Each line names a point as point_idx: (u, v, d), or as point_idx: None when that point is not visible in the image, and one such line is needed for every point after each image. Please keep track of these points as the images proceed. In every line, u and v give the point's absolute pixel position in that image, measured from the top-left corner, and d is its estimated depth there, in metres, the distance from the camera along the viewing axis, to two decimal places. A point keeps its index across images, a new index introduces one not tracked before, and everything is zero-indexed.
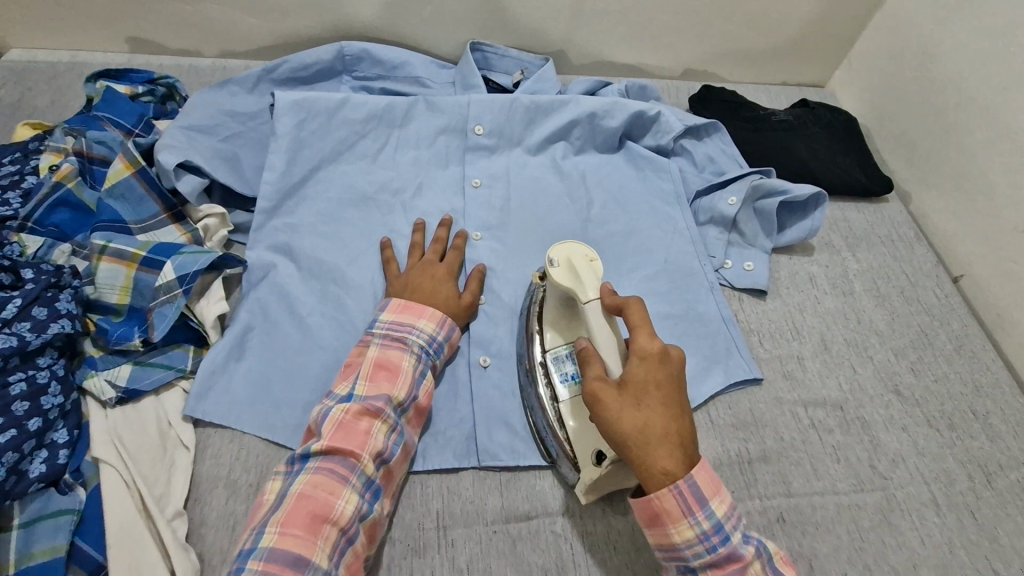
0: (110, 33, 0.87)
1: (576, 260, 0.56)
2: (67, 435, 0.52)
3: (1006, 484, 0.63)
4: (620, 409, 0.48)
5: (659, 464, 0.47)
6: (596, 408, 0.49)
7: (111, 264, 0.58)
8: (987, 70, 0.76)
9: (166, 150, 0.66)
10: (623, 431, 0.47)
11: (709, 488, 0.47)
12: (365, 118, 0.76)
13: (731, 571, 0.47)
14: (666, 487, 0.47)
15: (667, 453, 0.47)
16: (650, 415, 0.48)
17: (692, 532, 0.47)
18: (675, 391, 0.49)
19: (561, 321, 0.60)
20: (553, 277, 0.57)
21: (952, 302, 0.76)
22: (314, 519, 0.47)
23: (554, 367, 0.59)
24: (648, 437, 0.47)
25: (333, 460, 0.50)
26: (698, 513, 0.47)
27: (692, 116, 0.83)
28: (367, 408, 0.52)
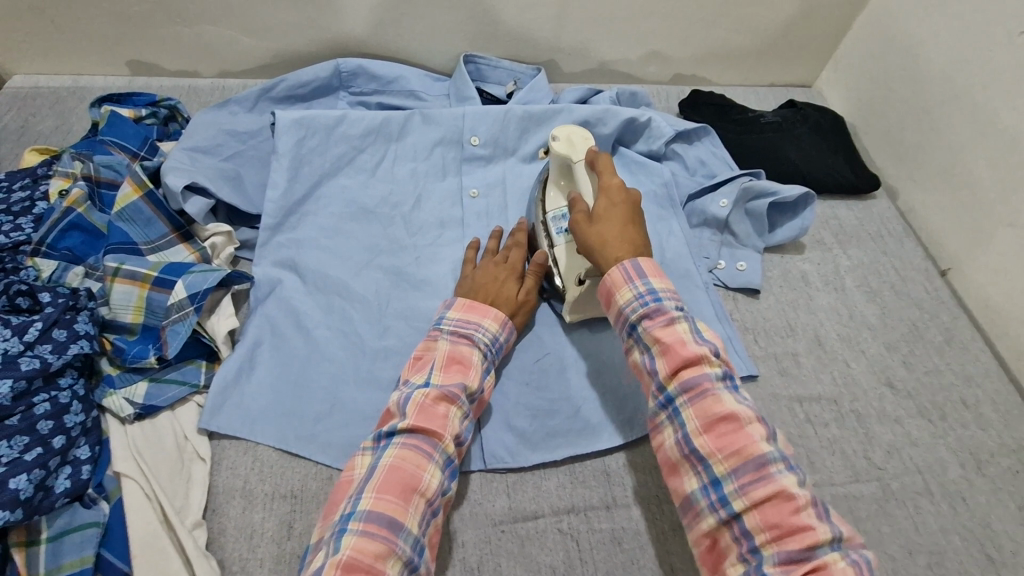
0: (112, 57, 0.90)
1: (576, 137, 0.67)
2: (89, 451, 0.54)
3: (997, 470, 0.65)
4: (591, 220, 0.59)
5: (624, 312, 0.56)
6: (574, 224, 0.60)
7: (125, 285, 0.60)
8: (968, 68, 0.78)
9: (174, 174, 0.68)
10: (588, 238, 0.58)
11: (651, 269, 0.56)
12: (363, 133, 0.78)
13: (681, 354, 0.52)
14: (616, 263, 0.57)
15: (620, 245, 0.57)
16: (611, 232, 0.58)
17: (635, 296, 0.55)
18: (632, 210, 0.59)
19: (561, 189, 0.71)
20: (555, 150, 0.67)
21: (941, 295, 0.78)
22: (405, 488, 0.50)
23: (553, 223, 0.70)
24: (608, 243, 0.58)
25: (417, 437, 0.53)
26: (637, 280, 0.56)
27: (682, 120, 0.85)
28: (445, 393, 0.55)
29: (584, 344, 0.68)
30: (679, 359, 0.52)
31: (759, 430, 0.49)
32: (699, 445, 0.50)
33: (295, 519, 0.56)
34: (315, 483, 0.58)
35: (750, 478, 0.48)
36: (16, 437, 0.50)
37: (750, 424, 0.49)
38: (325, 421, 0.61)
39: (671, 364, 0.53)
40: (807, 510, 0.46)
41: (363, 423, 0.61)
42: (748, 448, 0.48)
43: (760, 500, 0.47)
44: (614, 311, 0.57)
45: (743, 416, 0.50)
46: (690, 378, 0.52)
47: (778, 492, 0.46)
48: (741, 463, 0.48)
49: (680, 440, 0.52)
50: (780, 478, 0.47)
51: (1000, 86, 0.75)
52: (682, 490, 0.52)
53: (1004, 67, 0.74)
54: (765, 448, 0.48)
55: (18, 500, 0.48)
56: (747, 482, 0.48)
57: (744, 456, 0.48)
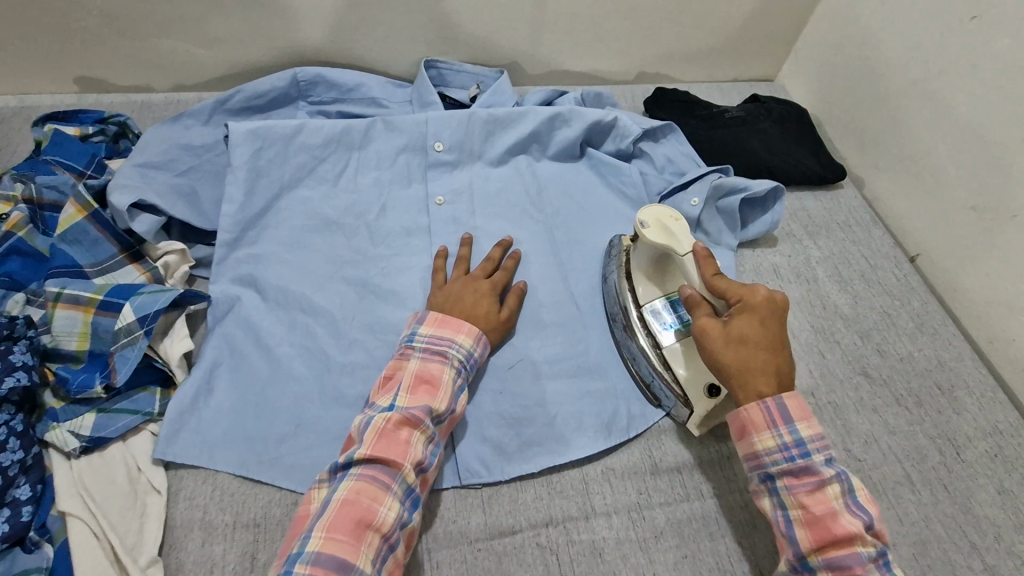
0: (57, 74, 0.86)
1: (667, 221, 0.64)
2: (30, 491, 0.51)
3: (975, 455, 0.65)
4: (723, 327, 0.56)
5: (755, 415, 0.53)
6: (704, 333, 0.56)
7: (68, 311, 0.57)
8: (925, 55, 0.79)
9: (119, 192, 0.65)
10: (727, 362, 0.55)
11: (799, 412, 0.53)
12: (323, 143, 0.75)
13: (808, 482, 0.51)
14: (757, 401, 0.53)
15: (764, 379, 0.54)
16: (756, 351, 0.54)
17: (776, 443, 0.52)
18: (777, 318, 0.56)
19: (650, 280, 0.68)
20: (644, 236, 0.64)
21: (911, 281, 0.79)
22: (358, 525, 0.48)
23: (654, 318, 0.66)
24: (750, 367, 0.54)
25: (375, 468, 0.50)
26: (776, 420, 0.53)
27: (649, 119, 0.84)
28: (407, 417, 0.52)
29: (558, 350, 0.67)
30: (827, 534, 0.49)
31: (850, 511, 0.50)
32: (804, 549, 0.50)
33: (258, 550, 0.53)
34: (280, 509, 0.55)
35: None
36: None
37: (853, 523, 0.49)
38: (289, 444, 0.58)
39: (798, 491, 0.51)
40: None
41: (330, 443, 0.59)
42: (832, 521, 0.49)
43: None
44: (747, 448, 0.54)
45: (858, 539, 0.48)
46: (809, 496, 0.51)
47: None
48: (837, 552, 0.48)
49: (778, 521, 0.52)
50: None
51: (956, 71, 0.75)
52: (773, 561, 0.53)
53: (960, 53, 0.74)
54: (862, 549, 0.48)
55: None
56: None
57: (840, 542, 0.48)
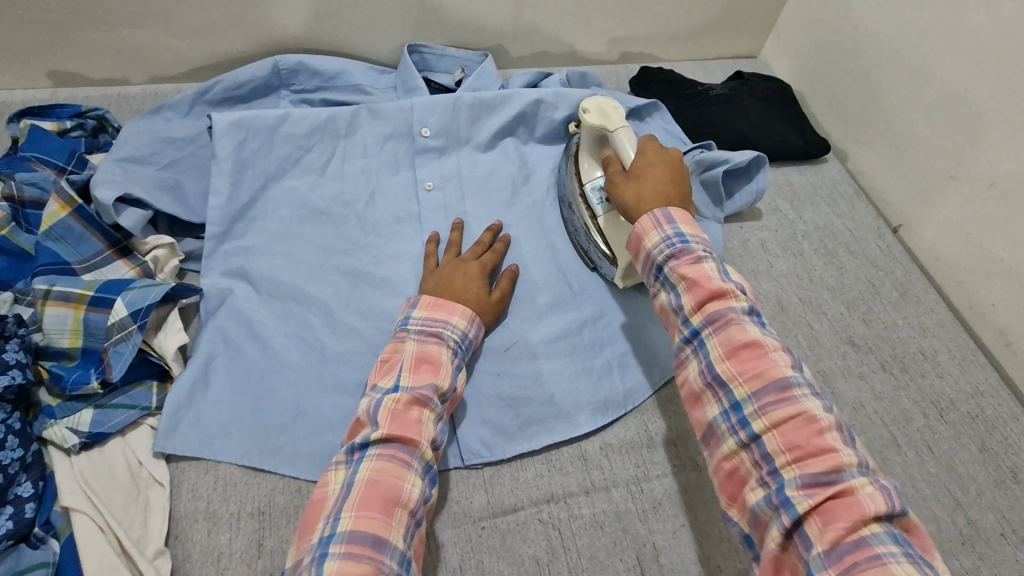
0: (30, 68, 0.83)
1: (605, 107, 0.67)
2: (31, 488, 0.51)
3: (957, 416, 0.67)
4: (631, 179, 0.61)
5: (647, 227, 0.56)
6: (613, 186, 0.62)
7: (57, 308, 0.57)
8: (902, 28, 0.80)
9: (103, 186, 0.64)
10: (625, 195, 0.60)
11: (684, 218, 0.56)
12: (308, 131, 0.75)
13: (728, 322, 0.50)
14: (645, 212, 0.57)
15: (657, 182, 0.59)
16: (652, 181, 0.59)
17: (661, 239, 0.55)
18: (676, 167, 0.61)
19: (594, 159, 0.71)
20: (586, 122, 0.67)
21: (894, 252, 0.80)
22: (386, 502, 0.48)
23: (593, 195, 0.70)
24: (644, 196, 0.59)
25: (393, 446, 0.51)
26: (666, 224, 0.55)
27: (634, 98, 0.84)
28: (417, 397, 0.53)
29: (552, 330, 0.68)
30: (705, 292, 0.51)
31: (784, 358, 0.49)
32: (753, 420, 0.47)
33: (264, 537, 0.54)
34: (283, 497, 0.56)
35: (772, 399, 0.47)
36: None
37: (727, 287, 0.52)
38: (290, 433, 0.59)
39: (678, 267, 0.53)
40: (828, 433, 0.45)
41: (330, 430, 0.59)
42: (769, 372, 0.48)
43: (780, 420, 0.46)
44: (642, 257, 0.56)
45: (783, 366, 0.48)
46: (691, 272, 0.52)
47: (799, 414, 0.46)
48: (762, 386, 0.47)
49: (682, 331, 0.53)
50: (803, 401, 0.46)
51: (932, 43, 0.76)
52: (704, 419, 0.51)
53: (936, 23, 0.76)
54: (787, 374, 0.48)
55: None
56: (767, 403, 0.47)
57: (765, 380, 0.47)
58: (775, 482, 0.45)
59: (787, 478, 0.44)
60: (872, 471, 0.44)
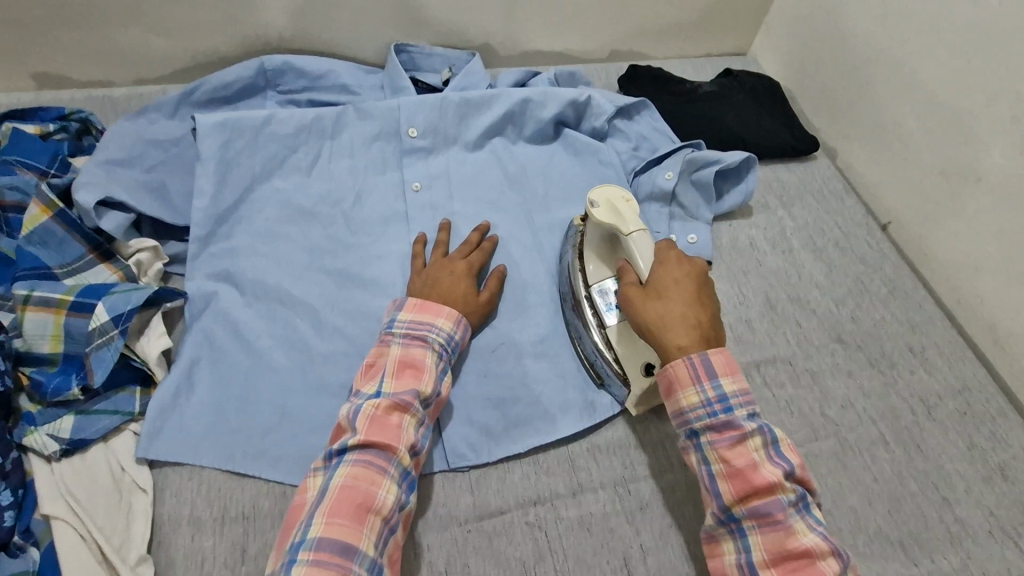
0: (12, 70, 0.83)
1: (616, 201, 0.62)
2: (10, 496, 0.50)
3: (945, 412, 0.67)
4: (651, 299, 0.56)
5: (681, 372, 0.53)
6: (631, 304, 0.57)
7: (38, 313, 0.56)
8: (890, 25, 0.80)
9: (84, 190, 0.63)
10: (646, 317, 0.56)
11: (724, 367, 0.52)
12: (294, 132, 0.74)
13: (729, 436, 0.51)
14: (681, 356, 0.53)
15: (685, 331, 0.54)
16: (679, 309, 0.55)
17: (700, 400, 0.52)
18: (699, 283, 0.57)
19: (602, 258, 0.66)
20: (595, 216, 0.62)
21: (883, 248, 0.80)
22: (359, 508, 0.48)
23: (599, 298, 0.64)
24: (667, 321, 0.55)
25: (371, 452, 0.51)
26: (674, 313, 0.54)
27: (622, 96, 0.84)
28: (397, 403, 0.53)
29: (540, 330, 0.68)
30: (748, 485, 0.49)
31: (802, 515, 0.49)
32: (759, 561, 0.49)
33: (248, 541, 0.53)
34: (268, 501, 0.55)
35: (764, 521, 0.49)
36: None
37: (774, 473, 0.49)
38: (274, 437, 0.58)
39: (719, 446, 0.51)
40: (814, 556, 0.47)
41: (315, 433, 0.59)
42: (794, 545, 0.48)
43: (768, 541, 0.48)
44: (674, 406, 0.54)
45: (780, 486, 0.49)
46: (730, 450, 0.51)
47: (789, 537, 0.48)
48: (757, 506, 0.49)
49: (705, 475, 0.52)
50: (818, 556, 0.47)
51: (920, 40, 0.76)
52: (699, 516, 0.53)
53: (923, 20, 0.75)
54: (782, 495, 0.49)
55: None
56: (783, 562, 0.48)
57: (761, 500, 0.49)
58: None
59: None
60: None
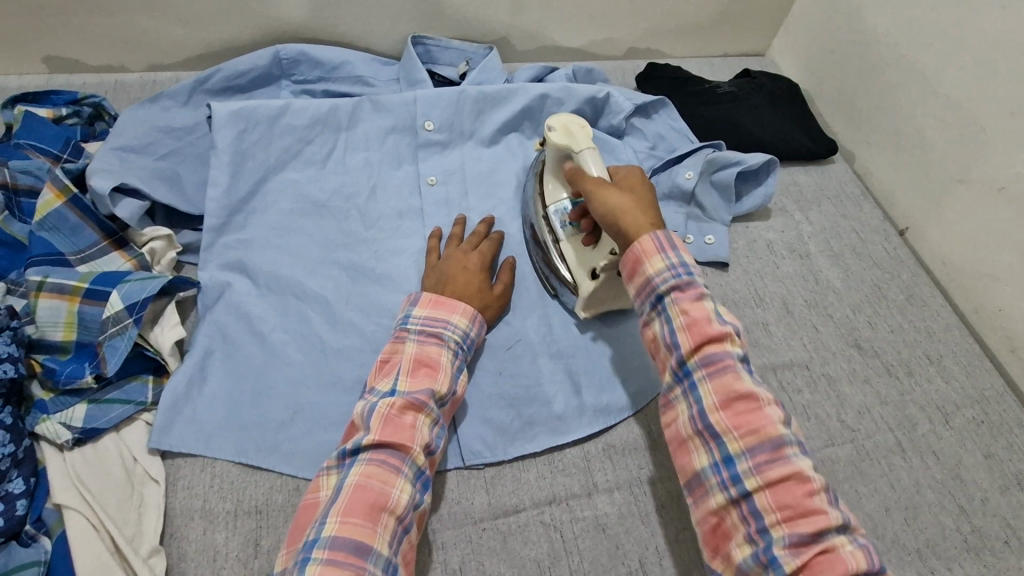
0: (25, 53, 0.82)
1: (571, 125, 0.63)
2: (23, 484, 0.50)
3: (962, 421, 0.67)
4: (610, 189, 0.57)
5: (652, 265, 0.52)
6: (591, 197, 0.58)
7: (51, 300, 0.55)
8: (912, 28, 0.79)
9: (99, 175, 0.62)
10: (609, 217, 0.56)
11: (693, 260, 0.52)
12: (309, 123, 0.73)
13: (716, 354, 0.48)
14: (646, 233, 0.52)
15: (644, 215, 0.55)
16: (628, 198, 0.56)
17: (666, 265, 0.51)
18: (637, 175, 0.59)
19: (559, 182, 0.68)
20: (552, 139, 0.63)
21: (900, 254, 0.80)
22: (372, 508, 0.47)
23: (556, 218, 0.67)
24: (626, 210, 0.55)
25: (384, 452, 0.50)
26: (670, 250, 0.52)
27: (640, 95, 0.83)
28: (411, 402, 0.52)
29: (555, 330, 0.67)
30: (734, 398, 0.47)
31: (777, 413, 0.47)
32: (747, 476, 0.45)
33: (262, 536, 0.53)
34: (281, 496, 0.55)
35: (765, 458, 0.45)
36: None
37: (754, 387, 0.48)
38: (288, 431, 0.57)
39: (705, 365, 0.48)
40: (818, 495, 0.44)
41: (329, 428, 0.58)
42: (766, 429, 0.46)
43: (773, 480, 0.45)
44: (641, 286, 0.52)
45: (774, 420, 0.47)
46: (718, 368, 0.48)
47: (793, 474, 0.45)
48: (759, 443, 0.46)
49: (694, 414, 0.48)
50: (796, 460, 0.45)
51: (943, 45, 0.75)
52: (691, 467, 0.49)
53: (946, 25, 0.75)
54: (780, 430, 0.46)
55: None
56: (767, 467, 0.45)
57: (761, 436, 0.46)
58: (763, 541, 0.44)
59: (777, 537, 0.43)
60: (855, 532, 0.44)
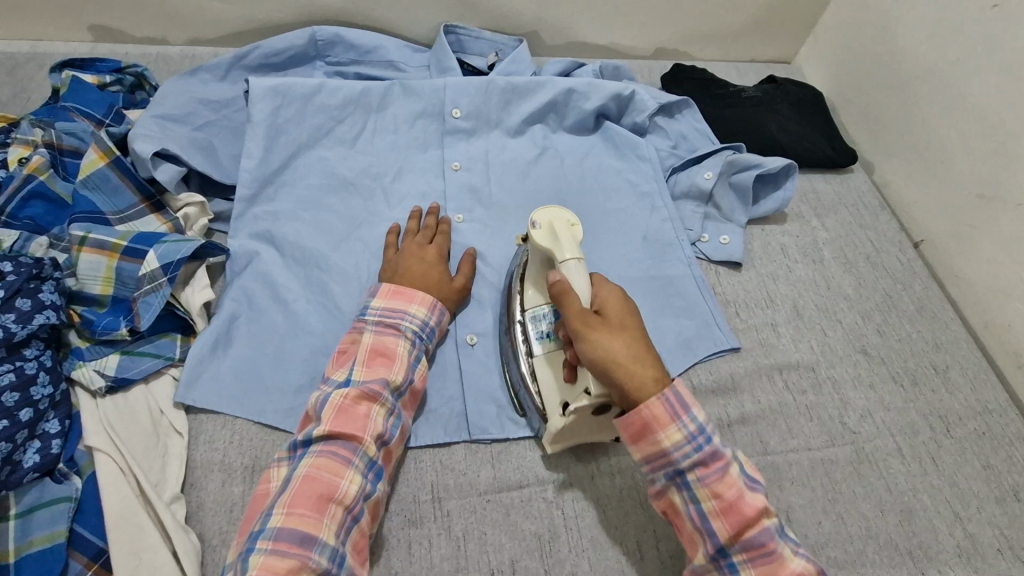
0: (73, 21, 0.85)
1: (558, 225, 0.58)
2: (58, 425, 0.53)
3: (964, 432, 0.67)
4: (604, 329, 0.52)
5: (658, 412, 0.50)
6: (582, 339, 0.52)
7: (92, 254, 0.58)
8: (942, 43, 0.79)
9: (142, 140, 0.65)
10: (609, 353, 0.51)
11: (692, 399, 0.51)
12: (341, 103, 0.75)
13: (716, 468, 0.49)
14: (656, 396, 0.50)
15: (646, 367, 0.51)
16: (620, 342, 0.51)
17: (683, 435, 0.49)
18: (635, 314, 0.54)
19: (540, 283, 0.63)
20: (535, 239, 0.59)
21: (914, 266, 0.80)
22: (320, 499, 0.48)
23: (531, 325, 0.62)
24: (620, 361, 0.51)
25: (335, 443, 0.51)
26: (684, 415, 0.50)
27: (664, 94, 0.85)
28: (365, 392, 0.53)
29: None
30: (740, 519, 0.48)
31: (773, 520, 0.49)
32: None
33: None
34: None
35: (766, 568, 0.48)
36: None
37: (757, 499, 0.49)
38: (305, 395, 0.60)
39: (707, 481, 0.49)
40: None
41: None
42: (769, 544, 0.48)
43: None
44: (651, 449, 0.50)
45: (764, 513, 0.49)
46: (720, 483, 0.49)
47: None
48: (755, 548, 0.48)
49: (693, 515, 0.50)
50: (794, 564, 0.48)
51: (971, 61, 0.76)
52: (689, 566, 0.51)
53: (976, 43, 0.75)
54: (780, 540, 0.49)
55: None
56: (764, 572, 0.48)
57: (762, 548, 0.48)
58: None
59: None
60: None
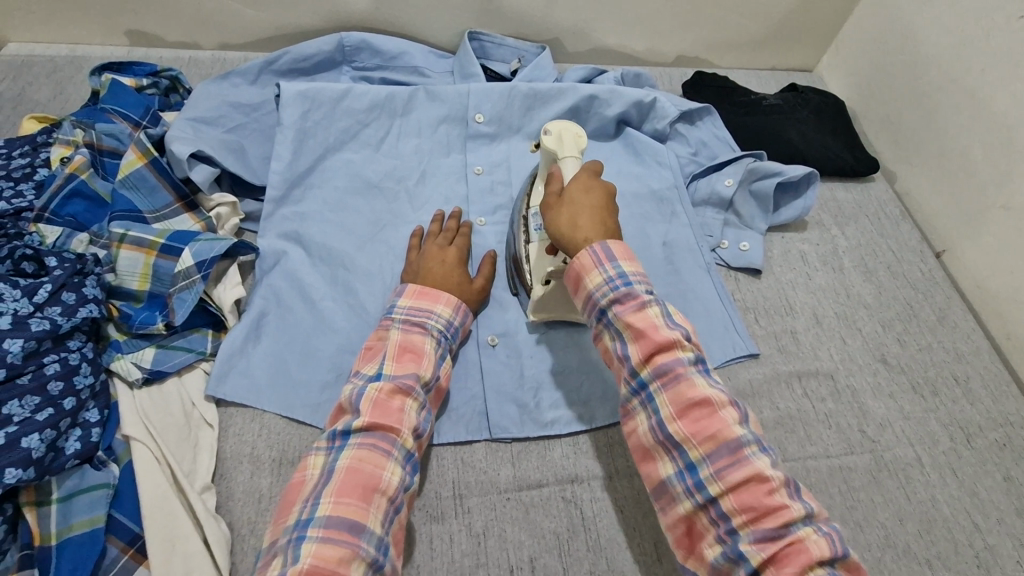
0: (111, 26, 0.88)
1: (566, 132, 0.65)
2: (98, 415, 0.55)
3: (985, 443, 0.67)
4: (566, 202, 0.58)
5: (584, 262, 0.55)
6: (546, 208, 0.60)
7: (131, 251, 0.61)
8: (966, 53, 0.79)
9: (178, 142, 0.68)
10: (558, 221, 0.58)
11: (622, 252, 0.55)
12: (368, 108, 0.77)
13: (665, 366, 0.51)
14: (585, 246, 0.56)
15: (591, 229, 0.57)
16: (580, 211, 0.58)
17: (603, 280, 0.54)
18: (609, 198, 0.59)
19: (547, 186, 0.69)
20: (545, 142, 0.64)
21: (935, 276, 0.80)
22: (365, 489, 0.49)
23: (531, 218, 0.67)
24: (573, 225, 0.57)
25: (375, 435, 0.52)
26: (607, 262, 0.55)
27: (685, 102, 0.85)
28: (399, 386, 0.55)
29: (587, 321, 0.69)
30: (688, 406, 0.50)
31: (732, 414, 0.50)
32: (709, 480, 0.48)
33: None
34: None
35: (725, 462, 0.48)
36: (26, 398, 0.51)
37: (709, 391, 0.50)
38: (331, 391, 0.61)
39: (658, 379, 0.51)
40: (779, 491, 0.46)
41: None
42: (721, 433, 0.48)
43: (735, 484, 0.47)
44: (585, 294, 0.55)
45: (718, 405, 0.50)
46: (670, 379, 0.51)
47: (753, 474, 0.47)
48: (715, 447, 0.48)
49: (653, 423, 0.51)
50: (755, 460, 0.47)
51: (995, 72, 0.76)
52: (658, 476, 0.52)
53: (1000, 54, 0.75)
54: (737, 431, 0.49)
55: (30, 459, 0.49)
56: (722, 466, 0.48)
57: (717, 440, 0.48)
58: (732, 539, 0.46)
59: (741, 534, 0.46)
60: (818, 519, 0.46)
